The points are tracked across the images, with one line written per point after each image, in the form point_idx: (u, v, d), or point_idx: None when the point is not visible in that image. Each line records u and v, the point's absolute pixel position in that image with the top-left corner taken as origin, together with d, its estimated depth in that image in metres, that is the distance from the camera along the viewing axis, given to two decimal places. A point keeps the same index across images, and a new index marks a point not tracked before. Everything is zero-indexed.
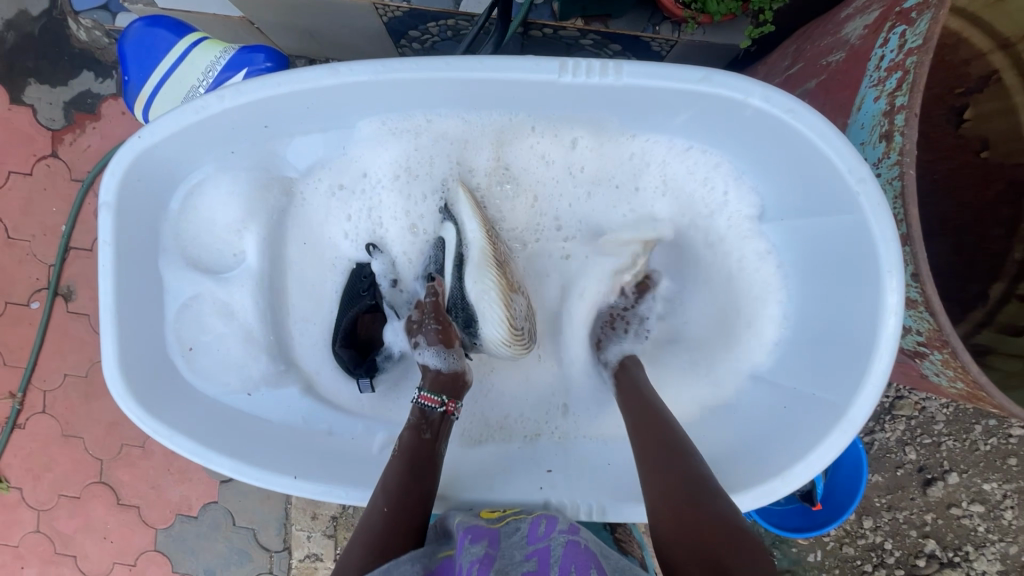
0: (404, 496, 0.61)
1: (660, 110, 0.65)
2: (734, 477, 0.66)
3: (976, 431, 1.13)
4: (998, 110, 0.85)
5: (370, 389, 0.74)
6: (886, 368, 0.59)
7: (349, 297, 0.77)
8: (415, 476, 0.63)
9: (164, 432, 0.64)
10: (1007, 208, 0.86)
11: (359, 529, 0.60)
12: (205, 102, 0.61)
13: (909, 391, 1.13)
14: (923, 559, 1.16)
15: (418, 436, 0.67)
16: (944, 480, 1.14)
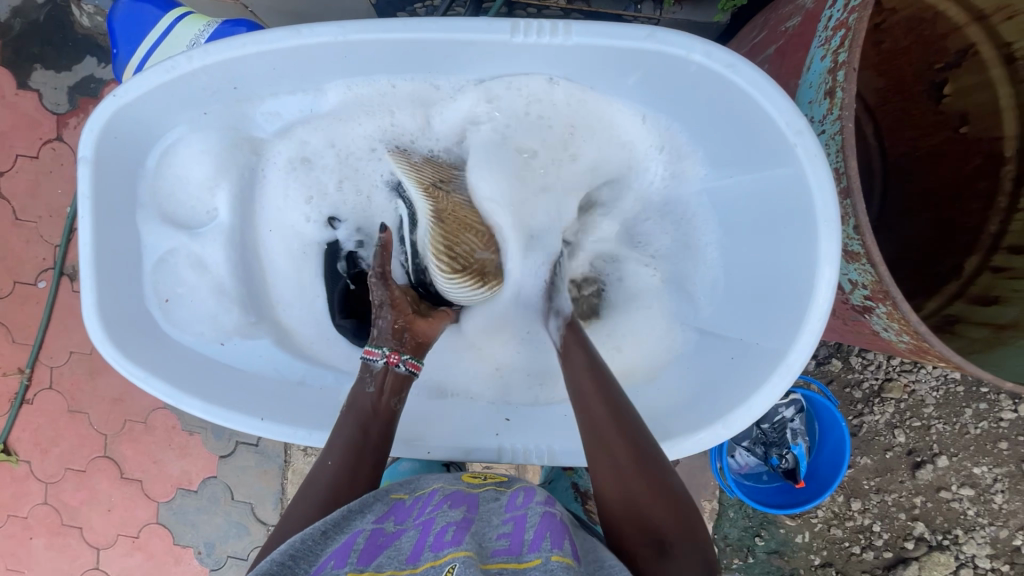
0: (344, 450, 0.66)
1: (613, 70, 0.68)
2: (681, 425, 0.70)
3: (967, 414, 1.14)
4: (979, 83, 0.85)
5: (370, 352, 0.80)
6: (822, 318, 0.62)
7: (331, 278, 0.81)
8: (359, 429, 0.67)
9: (140, 374, 0.70)
10: (985, 182, 0.89)
11: (306, 483, 0.64)
12: (175, 62, 0.65)
13: (898, 372, 1.15)
14: (912, 542, 1.17)
15: (362, 389, 0.71)
16: (933, 463, 1.15)
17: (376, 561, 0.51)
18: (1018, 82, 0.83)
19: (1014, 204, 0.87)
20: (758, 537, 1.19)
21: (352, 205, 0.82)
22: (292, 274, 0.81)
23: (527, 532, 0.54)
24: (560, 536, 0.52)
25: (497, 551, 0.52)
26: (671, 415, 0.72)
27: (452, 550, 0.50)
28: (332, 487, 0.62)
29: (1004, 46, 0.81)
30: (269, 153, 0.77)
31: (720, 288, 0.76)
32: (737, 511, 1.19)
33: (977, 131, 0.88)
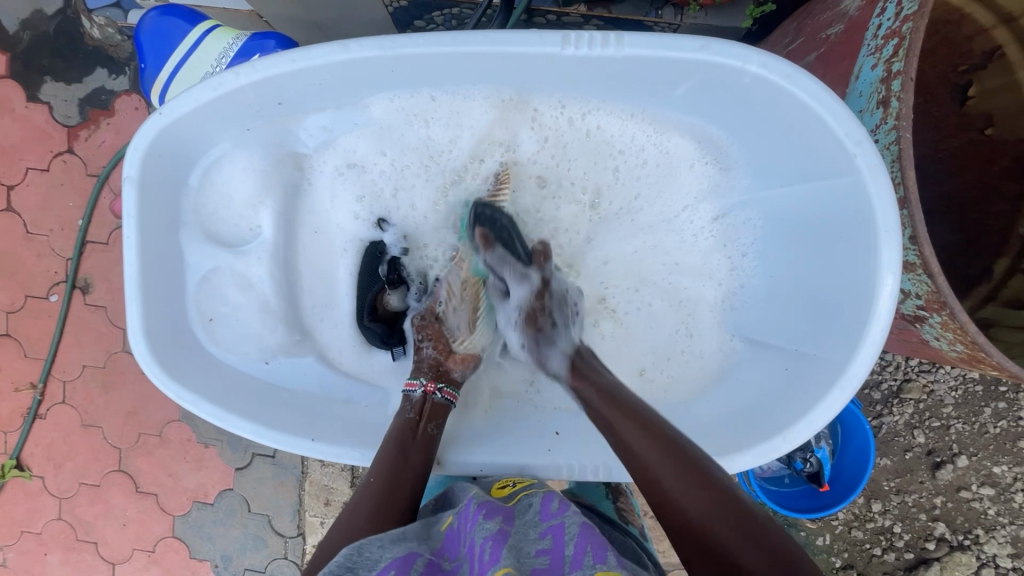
0: (387, 469, 0.66)
1: (662, 82, 0.67)
2: (732, 438, 0.69)
3: (986, 413, 1.13)
4: (1004, 85, 0.85)
5: (403, 355, 0.81)
6: (885, 326, 0.61)
7: (366, 279, 0.80)
8: (402, 450, 0.68)
9: (189, 398, 0.69)
10: (1012, 183, 0.87)
11: (352, 502, 0.64)
12: (222, 79, 0.64)
13: (917, 372, 1.14)
14: (934, 543, 1.16)
15: (402, 416, 0.72)
16: (953, 463, 1.15)
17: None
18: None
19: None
20: None
21: (403, 213, 0.82)
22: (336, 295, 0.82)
23: (569, 548, 0.53)
24: (604, 553, 0.52)
25: (538, 569, 0.51)
26: (724, 428, 0.71)
27: (492, 570, 0.47)
28: (374, 504, 0.63)
29: None
30: (316, 168, 0.77)
31: (770, 299, 0.75)
32: None
33: (1002, 134, 0.87)
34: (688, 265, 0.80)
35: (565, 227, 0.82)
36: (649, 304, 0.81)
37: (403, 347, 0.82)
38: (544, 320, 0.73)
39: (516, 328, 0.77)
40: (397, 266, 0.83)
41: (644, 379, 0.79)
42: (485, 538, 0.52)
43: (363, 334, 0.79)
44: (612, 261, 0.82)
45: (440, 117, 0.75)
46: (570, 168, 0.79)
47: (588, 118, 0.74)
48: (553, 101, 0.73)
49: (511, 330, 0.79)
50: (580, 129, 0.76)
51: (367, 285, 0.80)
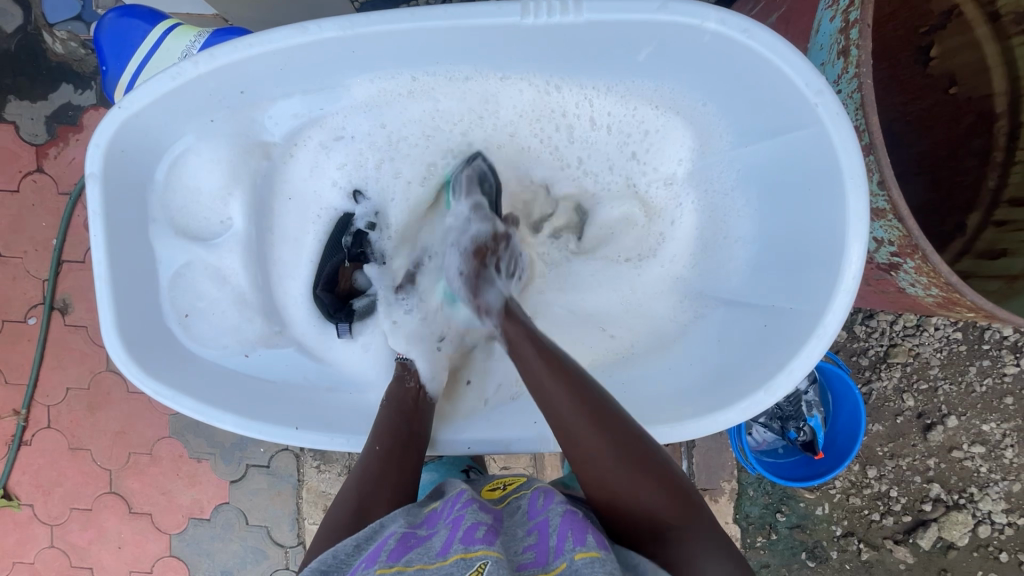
0: (391, 436, 0.69)
1: (625, 47, 0.68)
2: (720, 399, 0.69)
3: (971, 372, 1.15)
4: (963, 44, 0.86)
5: (348, 334, 0.78)
6: (857, 274, 0.62)
7: (330, 250, 0.79)
8: (404, 417, 0.71)
9: (166, 394, 0.69)
10: (980, 139, 0.89)
11: (358, 470, 0.68)
12: (180, 68, 0.64)
13: (902, 337, 1.15)
14: (929, 504, 1.17)
15: (402, 384, 0.75)
16: (944, 425, 1.16)
17: (407, 557, 0.51)
18: (1004, 40, 0.85)
19: (1009, 158, 0.88)
20: (778, 512, 1.19)
21: (384, 184, 0.81)
22: (300, 268, 0.79)
23: (552, 535, 0.54)
24: (583, 535, 0.53)
25: (524, 563, 0.52)
26: (705, 388, 0.72)
27: (481, 547, 0.50)
28: (382, 467, 0.67)
29: (988, 4, 0.85)
30: (290, 160, 0.77)
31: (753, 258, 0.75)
32: (756, 489, 1.20)
33: (966, 91, 0.89)
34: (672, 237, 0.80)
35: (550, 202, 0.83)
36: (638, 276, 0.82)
37: (350, 325, 0.79)
38: (493, 261, 0.73)
39: (456, 256, 0.76)
40: (363, 241, 0.82)
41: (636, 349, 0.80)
42: (465, 522, 0.54)
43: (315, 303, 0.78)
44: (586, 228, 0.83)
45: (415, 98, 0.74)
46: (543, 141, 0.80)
47: (560, 92, 0.75)
48: (523, 79, 0.73)
49: (450, 256, 0.78)
50: (550, 103, 0.76)
51: (329, 254, 0.79)
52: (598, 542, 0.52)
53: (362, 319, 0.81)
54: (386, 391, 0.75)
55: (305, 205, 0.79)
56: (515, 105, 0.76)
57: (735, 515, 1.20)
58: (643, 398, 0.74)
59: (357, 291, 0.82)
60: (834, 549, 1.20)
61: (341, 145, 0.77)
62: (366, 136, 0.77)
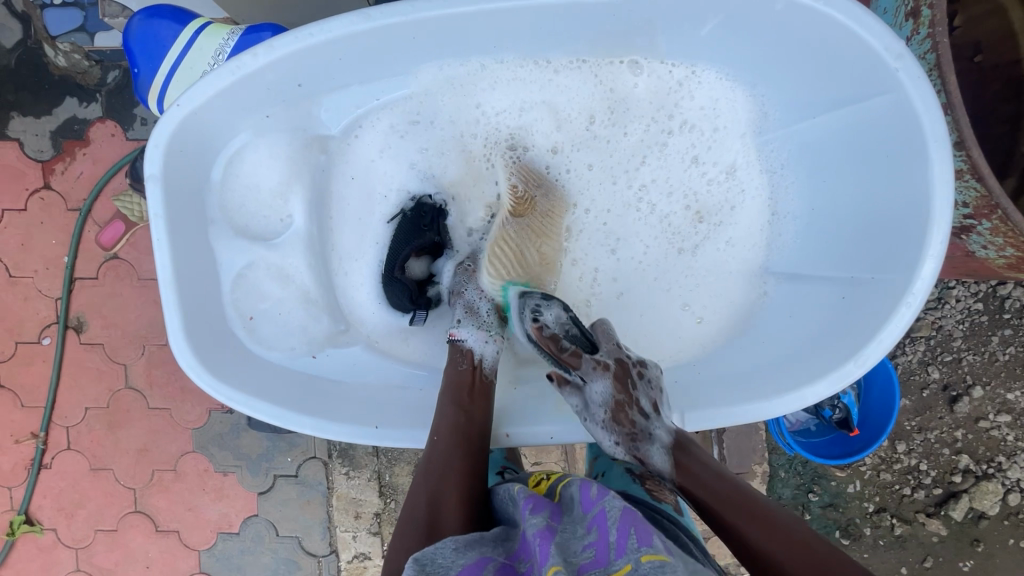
0: (450, 428, 0.67)
1: (687, 20, 0.67)
2: (800, 371, 0.69)
3: (995, 341, 1.12)
4: (989, 12, 0.83)
5: (421, 321, 0.78)
6: (944, 235, 0.61)
7: (412, 232, 0.78)
8: (459, 407, 0.69)
9: (239, 399, 0.67)
10: (1009, 105, 0.82)
11: (421, 465, 0.67)
12: (240, 62, 0.62)
13: (926, 311, 1.14)
14: (959, 475, 1.15)
15: (457, 369, 0.73)
16: (969, 395, 1.14)
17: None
18: None
19: None
20: (812, 492, 1.17)
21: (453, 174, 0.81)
22: (364, 250, 0.79)
23: (611, 533, 0.52)
24: (647, 536, 0.50)
25: (585, 565, 0.49)
26: (785, 360, 0.72)
27: (548, 568, 0.48)
28: (445, 458, 0.66)
29: None
30: (354, 146, 0.76)
31: (815, 230, 0.75)
32: (788, 470, 1.18)
33: (993, 59, 0.84)
34: (726, 221, 0.79)
35: (598, 197, 0.81)
36: (702, 258, 0.80)
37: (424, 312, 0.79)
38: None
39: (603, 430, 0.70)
40: (441, 227, 0.82)
41: (714, 323, 0.78)
42: (533, 535, 0.53)
43: (389, 287, 0.76)
44: (661, 210, 0.80)
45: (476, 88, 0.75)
46: (616, 128, 0.79)
47: (643, 76, 0.75)
48: (589, 61, 0.74)
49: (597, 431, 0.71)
50: (620, 86, 0.76)
51: (405, 238, 0.78)
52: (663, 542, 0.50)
53: (431, 306, 0.81)
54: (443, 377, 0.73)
55: (368, 187, 0.78)
56: (565, 87, 0.76)
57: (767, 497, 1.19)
58: (720, 377, 0.74)
59: (427, 279, 0.82)
60: (868, 526, 1.18)
61: (412, 133, 0.77)
62: (431, 126, 0.78)
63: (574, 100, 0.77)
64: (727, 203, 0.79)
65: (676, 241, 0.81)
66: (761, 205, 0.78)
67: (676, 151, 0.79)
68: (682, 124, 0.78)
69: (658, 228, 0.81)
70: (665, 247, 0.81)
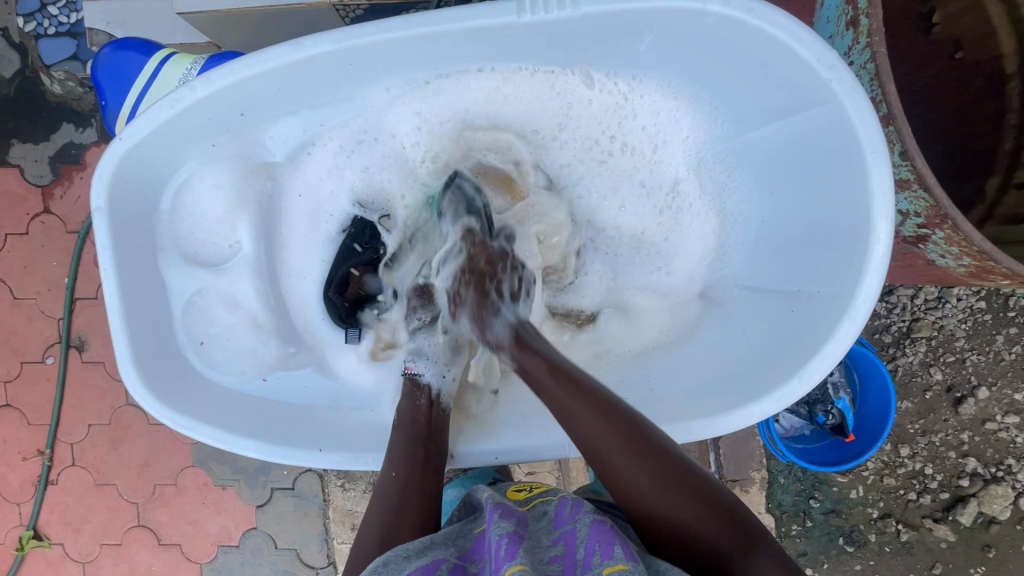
0: (404, 459, 0.67)
1: (625, 38, 0.66)
2: (750, 388, 0.69)
3: (999, 341, 1.08)
4: (970, 6, 0.80)
5: (355, 339, 0.79)
6: (886, 250, 0.60)
7: (351, 248, 0.80)
8: (412, 437, 0.69)
9: (186, 424, 0.69)
10: (992, 102, 0.82)
11: (376, 496, 0.67)
12: (178, 95, 0.63)
13: (925, 310, 1.09)
14: (967, 479, 1.11)
15: (414, 402, 0.73)
16: (975, 397, 1.10)
17: None
18: None
19: None
20: (812, 499, 1.13)
21: (399, 194, 0.82)
22: (311, 264, 0.80)
23: (580, 551, 0.53)
24: (612, 547, 0.52)
25: (551, 573, 0.52)
26: (740, 376, 0.71)
27: (509, 565, 0.50)
28: (399, 491, 0.66)
29: None
30: (306, 163, 0.76)
31: (768, 244, 0.73)
32: (787, 477, 1.14)
33: (974, 54, 0.82)
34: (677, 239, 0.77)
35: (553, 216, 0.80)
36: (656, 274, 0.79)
37: (359, 330, 0.80)
38: (493, 287, 0.71)
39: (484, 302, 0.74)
40: (379, 243, 0.83)
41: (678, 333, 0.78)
42: (499, 537, 0.54)
43: (326, 306, 0.78)
44: (615, 224, 0.80)
45: (423, 111, 0.75)
46: (567, 145, 0.78)
47: (597, 88, 0.73)
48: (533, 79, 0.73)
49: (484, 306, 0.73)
50: (565, 104, 0.75)
51: (345, 258, 0.80)
52: (625, 552, 0.51)
53: (369, 325, 0.82)
54: (397, 410, 0.73)
55: (317, 205, 0.79)
56: (512, 108, 0.76)
57: (768, 505, 1.15)
58: (679, 393, 0.73)
59: (367, 297, 0.83)
60: (872, 532, 1.14)
61: (359, 151, 0.77)
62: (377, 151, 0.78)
63: (520, 110, 0.76)
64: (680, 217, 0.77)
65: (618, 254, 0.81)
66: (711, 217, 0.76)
67: (628, 165, 0.77)
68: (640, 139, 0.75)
69: (610, 244, 0.82)
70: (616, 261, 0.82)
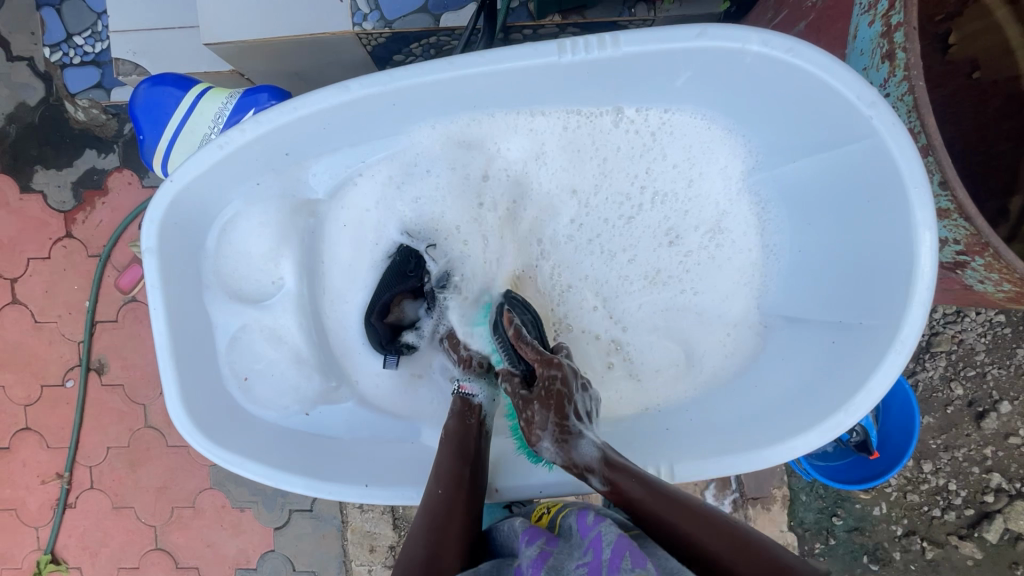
0: (452, 479, 0.67)
1: (661, 75, 0.68)
2: (796, 419, 0.69)
3: (1020, 353, 1.07)
4: (985, 29, 0.82)
5: (393, 365, 0.80)
6: (931, 282, 0.60)
7: (397, 276, 0.79)
8: (461, 458, 0.69)
9: (235, 460, 0.69)
10: (1010, 121, 0.81)
11: (420, 514, 0.65)
12: (228, 137, 0.65)
13: (944, 325, 1.08)
14: (991, 495, 1.10)
15: (464, 421, 0.73)
16: (997, 411, 1.09)
17: None
18: None
19: None
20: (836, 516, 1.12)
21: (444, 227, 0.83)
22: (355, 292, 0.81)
23: (604, 552, 0.53)
24: (641, 557, 0.51)
25: None
26: (781, 405, 0.72)
27: None
28: (448, 508, 0.65)
29: None
30: (355, 194, 0.78)
31: (806, 275, 0.75)
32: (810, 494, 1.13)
33: (991, 75, 0.83)
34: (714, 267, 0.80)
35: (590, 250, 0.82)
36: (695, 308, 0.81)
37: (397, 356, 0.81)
38: (572, 410, 0.68)
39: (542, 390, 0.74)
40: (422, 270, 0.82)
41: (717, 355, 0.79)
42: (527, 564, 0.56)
43: (367, 332, 0.78)
44: (649, 263, 0.81)
45: (466, 146, 0.77)
46: (602, 175, 0.79)
47: (624, 125, 0.76)
48: (571, 113, 0.75)
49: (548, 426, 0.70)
50: (599, 137, 0.77)
51: (388, 286, 0.79)
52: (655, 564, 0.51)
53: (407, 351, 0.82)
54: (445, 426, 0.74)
55: (363, 232, 0.80)
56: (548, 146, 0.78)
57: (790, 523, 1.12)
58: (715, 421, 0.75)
59: (406, 323, 0.83)
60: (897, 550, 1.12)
61: (409, 182, 0.79)
62: (419, 186, 0.80)
63: (561, 145, 0.77)
64: (713, 253, 0.80)
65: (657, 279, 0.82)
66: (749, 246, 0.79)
67: (664, 194, 0.79)
68: (680, 166, 0.78)
69: (643, 279, 0.82)
70: (656, 296, 0.82)
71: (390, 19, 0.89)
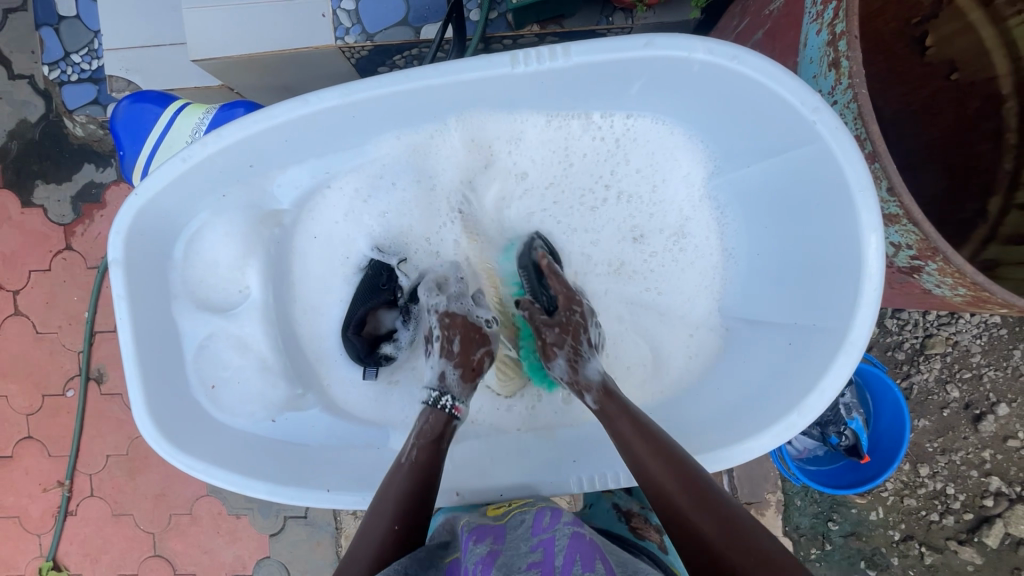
0: (410, 497, 0.62)
1: (616, 83, 0.69)
2: (752, 422, 0.69)
3: (1017, 355, 1.06)
4: (958, 31, 0.82)
5: (374, 376, 0.82)
6: (878, 284, 0.61)
7: (370, 291, 0.82)
8: (423, 478, 0.64)
9: (198, 467, 0.70)
10: (989, 122, 0.82)
11: (368, 532, 0.61)
12: (190, 151, 0.66)
13: (937, 326, 1.07)
14: (991, 498, 1.09)
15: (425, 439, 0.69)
16: (994, 413, 1.08)
17: None
18: (998, 22, 0.80)
19: None
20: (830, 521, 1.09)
21: (410, 235, 0.84)
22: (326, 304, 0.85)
23: (557, 556, 0.54)
24: (591, 563, 0.52)
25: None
26: (740, 407, 0.72)
27: None
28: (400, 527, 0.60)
29: None
30: (321, 205, 0.80)
31: (766, 276, 0.76)
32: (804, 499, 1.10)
33: (968, 76, 0.83)
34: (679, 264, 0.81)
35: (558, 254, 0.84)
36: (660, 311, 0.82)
37: (376, 368, 0.82)
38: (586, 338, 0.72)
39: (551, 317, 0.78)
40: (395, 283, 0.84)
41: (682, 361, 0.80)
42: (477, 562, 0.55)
43: (346, 346, 0.79)
44: (615, 256, 0.83)
45: (427, 155, 0.78)
46: (567, 171, 0.81)
47: (591, 128, 0.77)
48: (531, 120, 0.75)
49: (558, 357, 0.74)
50: (563, 141, 0.78)
51: (363, 300, 0.81)
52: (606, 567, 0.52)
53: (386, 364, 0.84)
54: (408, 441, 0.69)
55: (332, 247, 0.83)
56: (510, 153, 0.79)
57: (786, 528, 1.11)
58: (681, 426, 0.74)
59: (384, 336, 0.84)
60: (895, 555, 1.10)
61: (375, 194, 0.81)
62: (384, 194, 0.81)
63: (523, 147, 0.79)
64: (675, 251, 0.81)
65: (623, 271, 0.83)
66: (711, 246, 0.80)
67: (629, 191, 0.81)
68: (641, 167, 0.79)
69: (609, 268, 0.83)
70: (623, 291, 0.83)
71: (372, 33, 0.90)
